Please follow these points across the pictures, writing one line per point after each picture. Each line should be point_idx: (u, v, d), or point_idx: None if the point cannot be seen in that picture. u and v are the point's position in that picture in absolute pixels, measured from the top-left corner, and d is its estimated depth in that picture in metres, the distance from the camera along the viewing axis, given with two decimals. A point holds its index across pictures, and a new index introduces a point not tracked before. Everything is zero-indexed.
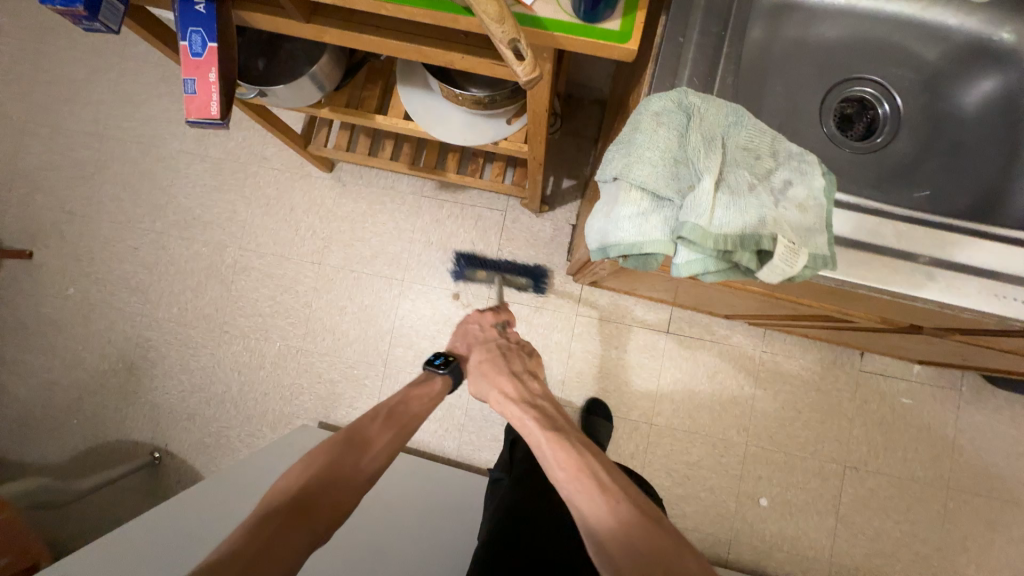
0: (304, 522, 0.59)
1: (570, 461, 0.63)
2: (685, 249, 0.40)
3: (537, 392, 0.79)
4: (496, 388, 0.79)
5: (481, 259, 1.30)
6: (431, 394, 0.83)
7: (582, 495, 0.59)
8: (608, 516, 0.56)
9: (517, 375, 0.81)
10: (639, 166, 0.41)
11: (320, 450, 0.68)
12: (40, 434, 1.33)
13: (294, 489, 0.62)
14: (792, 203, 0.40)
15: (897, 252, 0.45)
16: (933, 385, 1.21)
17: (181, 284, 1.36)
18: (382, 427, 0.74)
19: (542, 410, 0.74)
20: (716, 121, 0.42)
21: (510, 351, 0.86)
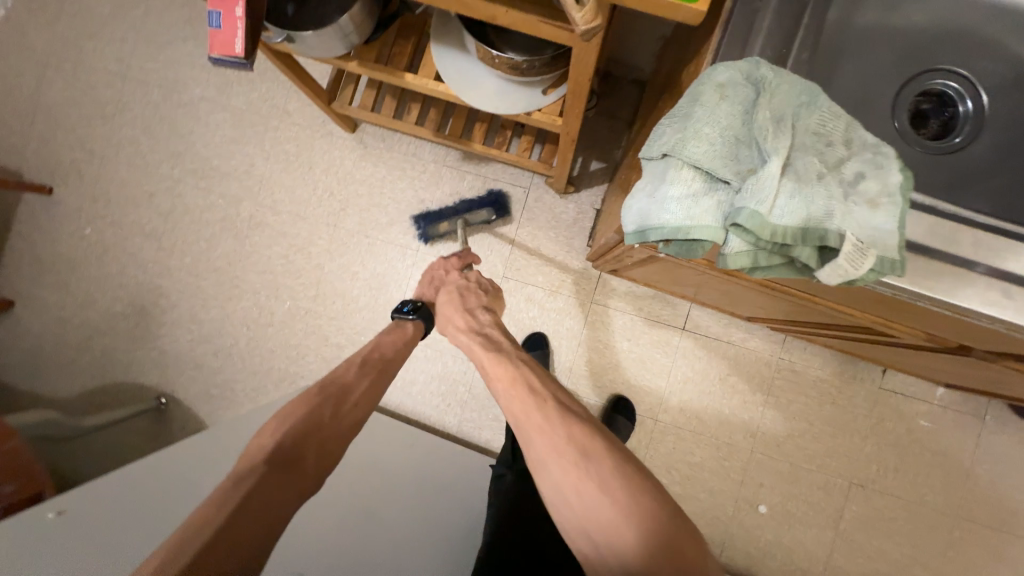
0: (295, 474, 0.60)
1: (507, 377, 0.72)
2: (736, 239, 0.36)
3: (487, 322, 0.84)
4: (450, 324, 0.86)
5: (437, 215, 1.27)
6: (404, 336, 0.86)
7: (515, 400, 0.69)
8: (537, 418, 0.66)
9: (470, 309, 0.87)
10: (695, 143, 0.37)
11: (297, 404, 0.67)
12: (51, 369, 1.36)
13: (274, 445, 0.62)
14: (864, 199, 0.36)
15: (969, 263, 0.41)
16: (955, 410, 1.16)
17: (196, 234, 1.35)
18: (359, 375, 0.75)
19: (488, 337, 0.80)
20: (787, 99, 0.37)
21: (468, 287, 0.91)
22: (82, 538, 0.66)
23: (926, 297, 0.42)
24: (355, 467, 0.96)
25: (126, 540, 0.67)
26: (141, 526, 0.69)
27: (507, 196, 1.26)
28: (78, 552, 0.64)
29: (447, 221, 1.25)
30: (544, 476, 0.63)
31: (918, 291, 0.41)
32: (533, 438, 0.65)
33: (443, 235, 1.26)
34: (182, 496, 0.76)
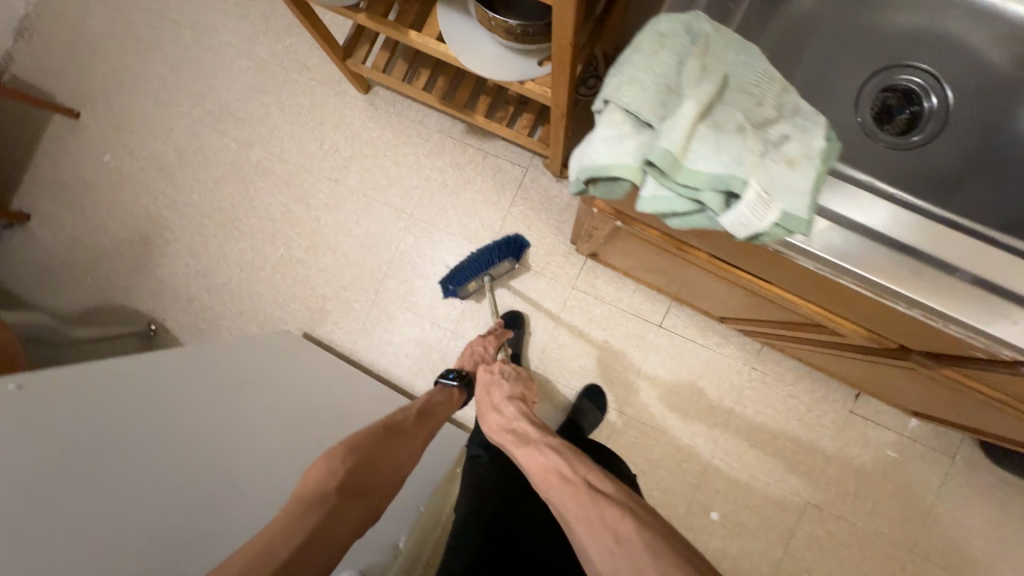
0: (360, 502, 0.68)
1: (542, 471, 0.69)
2: (652, 182, 0.37)
3: (515, 413, 0.80)
4: (485, 424, 0.84)
5: (459, 273, 1.22)
6: (451, 401, 0.92)
7: (556, 498, 0.65)
8: (574, 514, 0.62)
9: (500, 402, 0.83)
10: (627, 86, 0.38)
11: (363, 437, 0.74)
12: (56, 282, 1.43)
13: (340, 480, 0.67)
14: (782, 156, 0.36)
15: (883, 236, 0.42)
16: (924, 445, 1.14)
17: (206, 172, 1.41)
18: (416, 424, 0.83)
19: (517, 432, 0.77)
20: (722, 56, 0.39)
21: (491, 378, 0.88)
22: (96, 492, 0.64)
23: (844, 269, 0.42)
24: (316, 407, 0.98)
25: (136, 511, 0.66)
26: (154, 502, 0.68)
27: (520, 237, 1.23)
28: (92, 515, 0.62)
29: (474, 280, 1.22)
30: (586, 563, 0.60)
31: (834, 262, 0.42)
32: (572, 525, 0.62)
33: (472, 292, 1.24)
34: (183, 464, 0.74)
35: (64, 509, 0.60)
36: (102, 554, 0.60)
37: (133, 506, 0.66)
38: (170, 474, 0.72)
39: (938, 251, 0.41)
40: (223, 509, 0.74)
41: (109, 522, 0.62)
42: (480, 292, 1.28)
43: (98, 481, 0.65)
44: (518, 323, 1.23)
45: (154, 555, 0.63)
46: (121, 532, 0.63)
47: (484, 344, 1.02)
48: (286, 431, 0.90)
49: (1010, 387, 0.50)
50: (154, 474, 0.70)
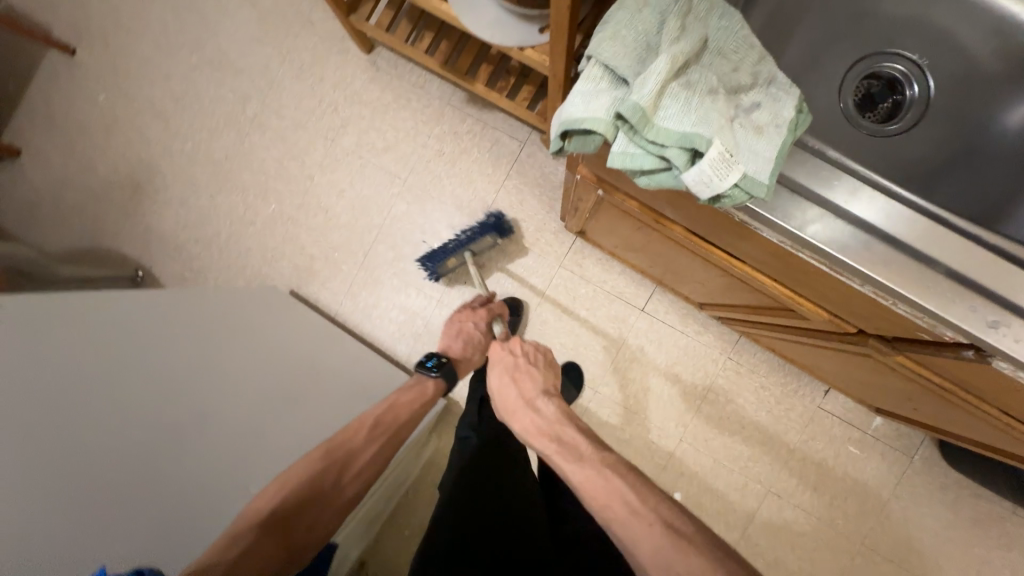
0: (287, 538, 0.64)
1: (601, 492, 0.59)
2: (623, 138, 0.38)
3: (555, 414, 0.73)
4: (513, 421, 0.75)
5: (438, 253, 1.18)
6: (422, 395, 0.89)
7: (618, 527, 0.56)
8: (648, 550, 0.53)
9: (532, 399, 0.76)
10: (608, 42, 0.39)
11: (303, 463, 0.71)
12: (43, 221, 1.42)
13: (269, 509, 0.65)
14: (749, 122, 0.37)
15: (846, 213, 0.43)
16: (885, 444, 1.17)
17: (202, 122, 1.39)
18: (367, 439, 0.78)
19: (561, 438, 0.68)
20: (705, 20, 0.39)
21: (517, 368, 0.82)
22: (73, 430, 0.65)
23: (805, 241, 0.44)
24: (294, 358, 1.00)
25: (114, 449, 0.67)
26: (134, 442, 0.69)
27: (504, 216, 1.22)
28: (69, 450, 0.63)
29: (456, 258, 1.18)
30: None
31: (793, 234, 0.44)
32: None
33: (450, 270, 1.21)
34: (151, 412, 0.73)
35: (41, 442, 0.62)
36: (79, 486, 0.61)
37: (111, 444, 0.67)
38: (150, 416, 0.73)
39: (897, 232, 0.43)
40: (197, 446, 0.75)
41: (88, 458, 0.64)
42: (461, 270, 1.25)
43: (76, 419, 0.66)
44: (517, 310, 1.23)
45: (134, 491, 0.65)
46: (99, 467, 0.64)
47: (470, 321, 1.01)
48: (265, 377, 0.91)
49: (959, 374, 0.52)
50: (134, 415, 0.71)
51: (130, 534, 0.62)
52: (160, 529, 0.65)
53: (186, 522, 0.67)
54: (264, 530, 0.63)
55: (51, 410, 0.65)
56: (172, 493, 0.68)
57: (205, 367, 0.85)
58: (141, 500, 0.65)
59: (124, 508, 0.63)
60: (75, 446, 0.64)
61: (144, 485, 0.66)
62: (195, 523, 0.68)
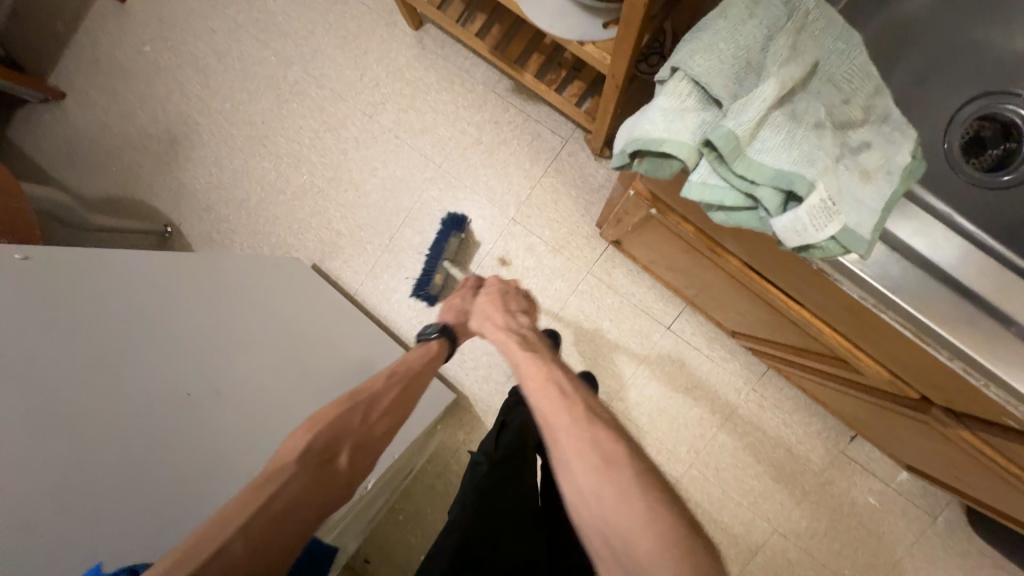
0: (326, 479, 0.59)
1: (537, 374, 0.63)
2: (706, 166, 0.34)
3: (526, 325, 0.80)
4: (489, 321, 0.80)
5: (422, 279, 1.20)
6: (429, 353, 0.82)
7: (543, 400, 0.59)
8: (562, 416, 0.56)
9: (513, 311, 0.82)
10: (703, 55, 0.34)
11: (328, 406, 0.65)
12: (80, 165, 1.43)
13: (306, 445, 0.59)
14: (857, 165, 0.33)
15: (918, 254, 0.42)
16: (908, 500, 1.11)
17: (241, 83, 1.37)
18: (387, 383, 0.72)
19: (524, 337, 0.75)
20: (818, 41, 0.34)
21: (507, 291, 0.88)
22: (77, 402, 0.63)
23: (889, 298, 0.41)
24: (307, 335, 0.97)
25: (118, 427, 0.64)
26: (139, 419, 0.67)
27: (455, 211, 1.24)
28: (71, 425, 0.61)
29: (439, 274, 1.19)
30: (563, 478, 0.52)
31: (880, 291, 0.41)
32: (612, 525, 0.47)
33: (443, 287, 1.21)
34: (153, 381, 0.71)
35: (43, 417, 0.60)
36: (78, 466, 0.60)
37: (115, 421, 0.65)
38: (157, 391, 0.70)
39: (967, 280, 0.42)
40: (203, 425, 0.72)
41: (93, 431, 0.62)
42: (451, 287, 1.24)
43: (80, 392, 0.64)
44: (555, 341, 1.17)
45: (134, 473, 0.63)
46: (100, 445, 0.62)
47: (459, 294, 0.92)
48: (273, 350, 0.89)
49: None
50: (140, 390, 0.69)
51: (126, 518, 0.60)
52: (156, 512, 0.63)
53: (184, 506, 0.65)
54: (305, 466, 0.58)
55: (55, 381, 0.63)
56: (173, 475, 0.66)
57: (218, 340, 0.82)
58: (141, 482, 0.63)
59: (122, 491, 0.61)
60: (78, 422, 0.62)
61: (144, 466, 0.64)
62: (192, 508, 0.66)
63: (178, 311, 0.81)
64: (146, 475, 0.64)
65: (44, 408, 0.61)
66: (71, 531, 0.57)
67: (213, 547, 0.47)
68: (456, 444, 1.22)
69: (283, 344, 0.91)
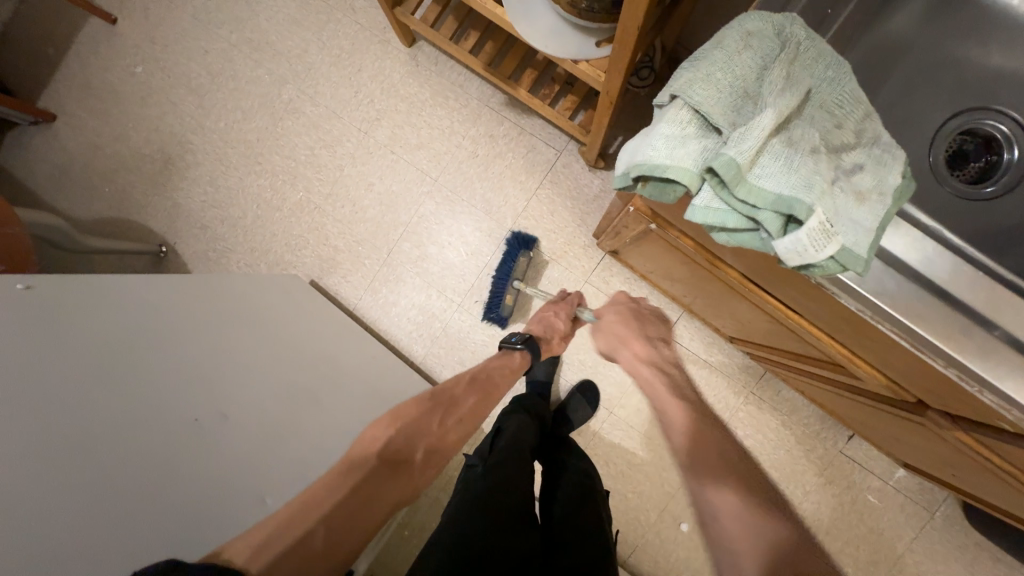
0: (402, 475, 0.64)
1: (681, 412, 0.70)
2: (708, 191, 0.35)
3: (668, 359, 0.83)
4: (627, 347, 0.83)
5: (493, 300, 1.19)
6: (510, 366, 0.86)
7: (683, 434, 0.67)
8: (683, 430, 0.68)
9: (651, 338, 0.86)
10: (702, 85, 0.36)
11: (411, 406, 0.71)
12: (72, 187, 1.42)
13: (387, 440, 0.65)
14: (851, 188, 0.34)
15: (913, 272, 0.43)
16: (907, 496, 1.13)
17: (235, 102, 1.38)
18: (467, 391, 0.79)
19: (666, 373, 0.79)
20: (811, 69, 0.36)
21: (640, 312, 0.90)
22: (82, 432, 0.62)
23: (887, 313, 0.43)
24: (309, 353, 0.97)
25: (124, 455, 0.63)
26: (144, 444, 0.66)
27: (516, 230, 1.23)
28: (76, 453, 0.60)
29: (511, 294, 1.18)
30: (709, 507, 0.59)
31: (879, 306, 0.42)
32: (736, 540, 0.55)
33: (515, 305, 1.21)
34: (159, 408, 0.70)
35: (47, 443, 0.58)
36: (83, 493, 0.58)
37: (121, 448, 0.64)
38: (163, 416, 0.70)
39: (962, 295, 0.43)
40: (209, 449, 0.72)
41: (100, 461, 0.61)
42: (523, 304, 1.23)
43: (84, 418, 0.63)
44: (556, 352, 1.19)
45: (139, 500, 0.62)
46: (106, 472, 0.61)
47: (554, 310, 0.93)
48: (277, 369, 0.89)
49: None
50: (146, 416, 0.68)
51: (131, 547, 0.58)
52: (161, 540, 0.61)
53: (189, 534, 0.64)
54: (380, 461, 0.62)
55: (57, 408, 0.61)
56: (178, 502, 0.65)
57: (223, 363, 0.82)
58: (146, 510, 0.62)
59: (126, 519, 0.60)
60: (83, 449, 0.61)
61: (150, 492, 0.63)
62: (199, 536, 0.65)
63: (182, 335, 0.80)
64: (151, 501, 0.63)
65: (47, 436, 0.59)
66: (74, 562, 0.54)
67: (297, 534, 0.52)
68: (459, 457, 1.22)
69: (285, 363, 0.91)
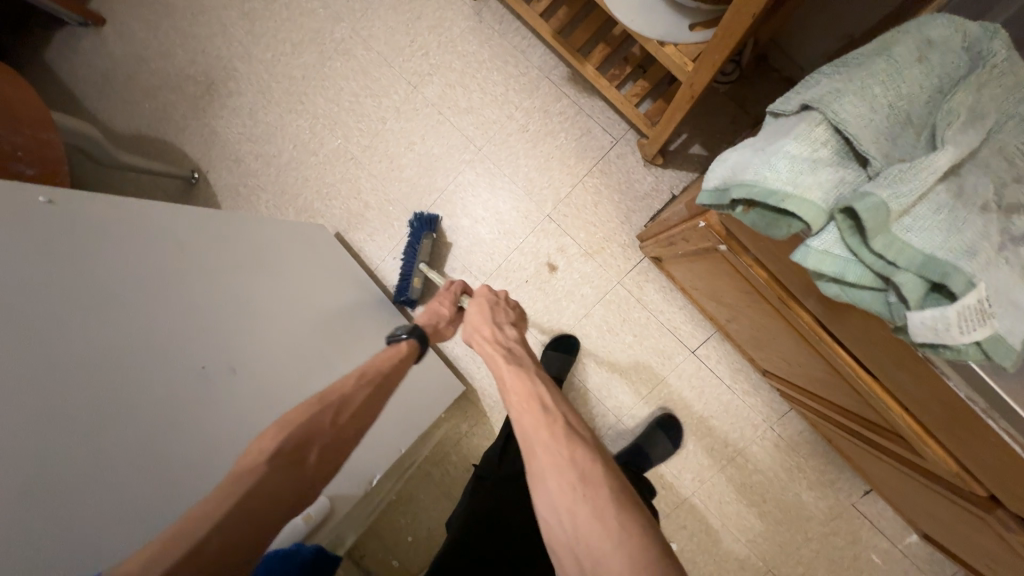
0: (296, 477, 0.61)
1: (524, 401, 0.62)
2: (832, 234, 0.31)
3: (514, 338, 0.78)
4: (478, 333, 0.78)
5: (401, 284, 1.15)
6: (397, 356, 0.80)
7: (527, 416, 0.60)
8: (545, 438, 0.56)
9: (500, 322, 0.81)
10: (854, 103, 0.32)
11: (296, 411, 0.66)
12: (114, 98, 1.39)
13: (273, 450, 0.61)
14: (1021, 261, 0.29)
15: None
16: (913, 563, 1.08)
17: (285, 34, 1.31)
18: (357, 386, 0.72)
19: (512, 352, 0.73)
20: (996, 108, 0.32)
21: (497, 300, 0.86)
22: (89, 360, 0.61)
23: (993, 392, 0.38)
24: (323, 314, 0.95)
25: (124, 393, 0.63)
26: (147, 392, 0.65)
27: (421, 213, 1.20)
28: (75, 382, 0.59)
29: (418, 278, 1.16)
30: (539, 495, 0.53)
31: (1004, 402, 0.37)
32: (580, 539, 0.48)
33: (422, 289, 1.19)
34: (169, 346, 0.69)
35: (48, 381, 0.57)
36: (73, 439, 0.58)
37: (122, 384, 0.63)
38: (172, 361, 0.69)
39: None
40: (211, 406, 0.72)
41: (95, 395, 0.60)
42: (431, 286, 1.22)
43: (90, 357, 0.61)
44: (574, 350, 1.16)
45: (127, 453, 0.62)
46: (103, 419, 0.60)
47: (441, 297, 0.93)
48: (290, 325, 0.87)
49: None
50: (157, 359, 0.68)
51: (108, 502, 0.59)
52: (140, 497, 0.62)
53: (169, 493, 0.65)
54: (276, 467, 0.60)
55: (65, 331, 0.60)
56: (164, 451, 0.65)
57: (239, 315, 0.80)
58: (130, 454, 0.62)
59: (110, 474, 0.59)
60: (84, 390, 0.60)
61: (140, 446, 0.63)
62: (174, 496, 0.65)
63: (199, 273, 0.77)
64: (139, 456, 0.63)
65: (52, 371, 0.58)
66: (50, 508, 0.54)
67: (190, 544, 0.50)
68: (458, 436, 1.21)
69: (296, 317, 0.89)
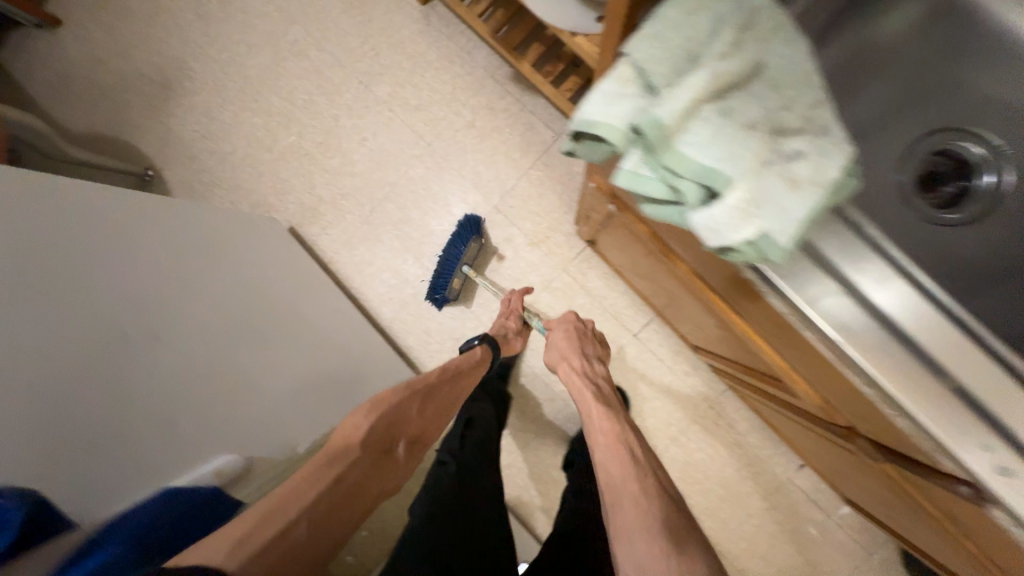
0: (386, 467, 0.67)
1: (612, 436, 0.70)
2: (634, 157, 0.46)
3: (600, 372, 0.85)
4: (566, 360, 0.86)
5: (437, 282, 1.17)
6: (470, 361, 0.89)
7: (614, 460, 0.66)
8: (621, 470, 0.64)
9: (588, 354, 0.87)
10: (651, 44, 0.43)
11: (385, 402, 0.72)
12: (69, 98, 1.40)
13: (366, 431, 0.67)
14: (789, 173, 0.41)
15: (871, 294, 0.52)
16: (848, 533, 1.12)
17: (241, 35, 1.35)
18: (438, 381, 0.81)
19: (600, 387, 0.81)
20: (769, 46, 0.43)
21: (583, 329, 0.93)
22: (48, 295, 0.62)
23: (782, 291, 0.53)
24: (274, 297, 0.99)
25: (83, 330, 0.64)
26: (108, 333, 0.66)
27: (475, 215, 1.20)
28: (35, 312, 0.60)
29: (456, 278, 1.16)
30: (621, 545, 0.57)
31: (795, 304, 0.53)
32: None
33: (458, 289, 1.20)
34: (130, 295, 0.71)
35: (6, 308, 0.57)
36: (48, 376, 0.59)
37: (83, 324, 0.64)
38: (131, 309, 0.71)
39: (919, 331, 0.51)
40: (171, 357, 0.73)
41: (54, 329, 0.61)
42: (467, 287, 1.22)
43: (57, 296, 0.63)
44: None
45: (103, 399, 0.63)
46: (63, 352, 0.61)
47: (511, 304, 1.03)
48: (239, 296, 0.91)
49: (948, 509, 0.58)
50: (118, 304, 0.69)
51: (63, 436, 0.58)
52: (99, 442, 0.61)
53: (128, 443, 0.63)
54: (367, 456, 0.65)
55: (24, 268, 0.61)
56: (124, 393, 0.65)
57: (197, 282, 0.84)
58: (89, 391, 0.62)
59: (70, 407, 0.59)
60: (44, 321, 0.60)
61: (120, 391, 0.65)
62: (129, 445, 0.63)
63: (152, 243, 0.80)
64: (112, 402, 0.64)
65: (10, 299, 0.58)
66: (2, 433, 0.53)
67: (284, 524, 0.51)
68: None
69: (247, 291, 0.93)
